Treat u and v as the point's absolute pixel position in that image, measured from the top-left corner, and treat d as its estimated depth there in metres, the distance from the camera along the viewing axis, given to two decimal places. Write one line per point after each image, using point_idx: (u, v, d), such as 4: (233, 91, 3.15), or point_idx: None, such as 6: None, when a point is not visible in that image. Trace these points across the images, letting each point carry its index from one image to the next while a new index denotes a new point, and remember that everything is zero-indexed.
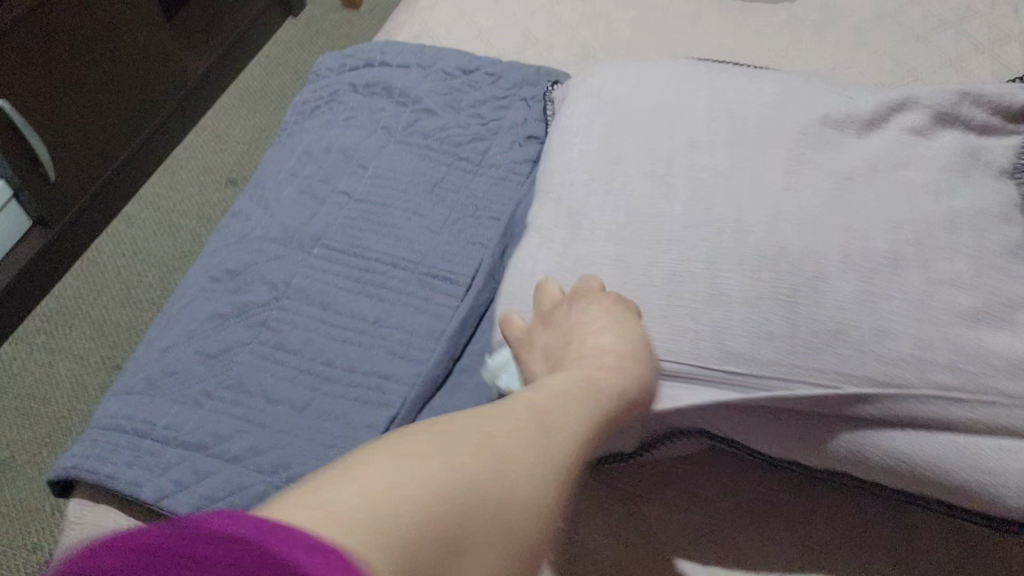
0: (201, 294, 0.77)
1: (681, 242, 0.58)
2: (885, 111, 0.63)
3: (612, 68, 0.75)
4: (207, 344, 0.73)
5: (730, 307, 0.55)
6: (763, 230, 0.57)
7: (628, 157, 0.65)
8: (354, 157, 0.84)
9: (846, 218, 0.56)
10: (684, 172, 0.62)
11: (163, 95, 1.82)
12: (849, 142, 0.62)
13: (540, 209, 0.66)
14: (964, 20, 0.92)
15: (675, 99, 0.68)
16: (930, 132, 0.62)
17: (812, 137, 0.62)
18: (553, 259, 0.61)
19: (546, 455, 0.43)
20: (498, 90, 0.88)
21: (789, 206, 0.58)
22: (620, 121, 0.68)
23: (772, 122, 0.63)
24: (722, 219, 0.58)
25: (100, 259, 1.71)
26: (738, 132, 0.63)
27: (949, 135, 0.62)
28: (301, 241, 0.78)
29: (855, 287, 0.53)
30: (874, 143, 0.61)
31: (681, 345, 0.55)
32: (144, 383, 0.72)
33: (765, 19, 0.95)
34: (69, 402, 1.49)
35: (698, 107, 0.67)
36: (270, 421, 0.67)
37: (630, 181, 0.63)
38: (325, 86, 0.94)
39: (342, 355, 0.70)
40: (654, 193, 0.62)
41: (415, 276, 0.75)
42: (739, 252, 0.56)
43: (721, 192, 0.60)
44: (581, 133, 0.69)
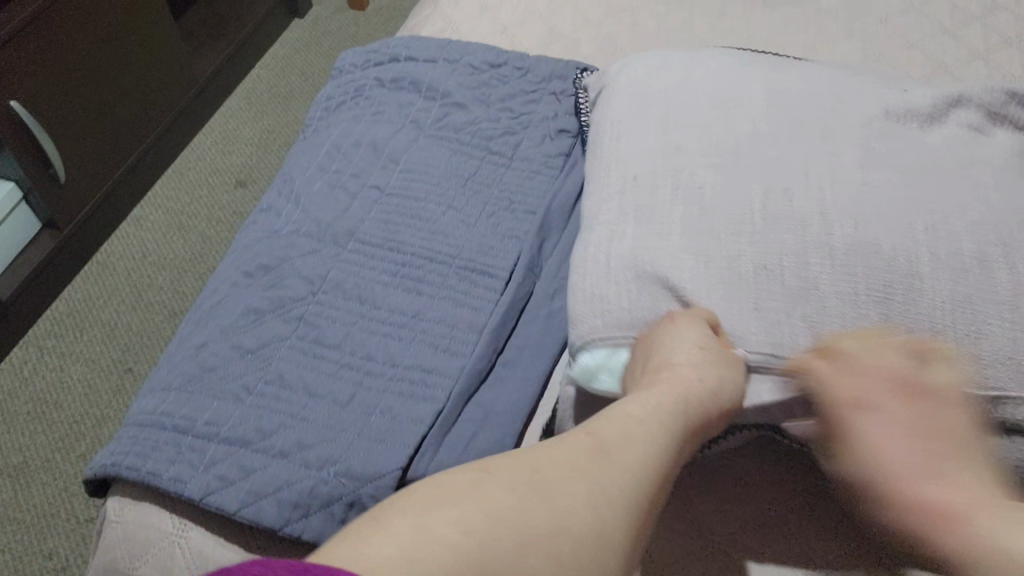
0: (236, 289, 0.77)
1: (763, 233, 0.58)
2: (944, 105, 0.66)
3: (655, 57, 0.76)
4: (244, 340, 0.72)
5: (812, 297, 0.55)
6: (852, 224, 0.57)
7: (692, 148, 0.65)
8: (384, 152, 0.83)
9: (905, 209, 0.57)
10: (753, 162, 0.62)
11: (170, 96, 1.81)
12: (919, 134, 0.64)
13: (604, 202, 0.66)
14: (989, 15, 0.94)
15: (727, 89, 0.68)
16: (986, 129, 0.65)
17: (876, 129, 0.63)
18: (627, 253, 0.61)
19: (609, 477, 0.45)
20: (527, 84, 0.87)
21: (870, 200, 0.58)
22: (675, 112, 0.68)
23: (833, 115, 0.65)
24: (804, 211, 0.58)
25: (110, 262, 1.70)
26: (800, 125, 0.64)
27: (1004, 134, 0.65)
28: (336, 236, 0.78)
29: (925, 275, 0.54)
30: (937, 137, 0.63)
31: (761, 333, 0.55)
32: (182, 380, 0.71)
33: (792, 12, 0.96)
34: (82, 406, 1.47)
35: (755, 98, 0.67)
36: (314, 416, 0.67)
37: (698, 172, 0.63)
38: (350, 81, 0.94)
39: (383, 349, 0.70)
40: (721, 183, 0.62)
41: (453, 270, 0.74)
42: (827, 244, 0.56)
43: (798, 182, 0.60)
44: (634, 126, 0.70)
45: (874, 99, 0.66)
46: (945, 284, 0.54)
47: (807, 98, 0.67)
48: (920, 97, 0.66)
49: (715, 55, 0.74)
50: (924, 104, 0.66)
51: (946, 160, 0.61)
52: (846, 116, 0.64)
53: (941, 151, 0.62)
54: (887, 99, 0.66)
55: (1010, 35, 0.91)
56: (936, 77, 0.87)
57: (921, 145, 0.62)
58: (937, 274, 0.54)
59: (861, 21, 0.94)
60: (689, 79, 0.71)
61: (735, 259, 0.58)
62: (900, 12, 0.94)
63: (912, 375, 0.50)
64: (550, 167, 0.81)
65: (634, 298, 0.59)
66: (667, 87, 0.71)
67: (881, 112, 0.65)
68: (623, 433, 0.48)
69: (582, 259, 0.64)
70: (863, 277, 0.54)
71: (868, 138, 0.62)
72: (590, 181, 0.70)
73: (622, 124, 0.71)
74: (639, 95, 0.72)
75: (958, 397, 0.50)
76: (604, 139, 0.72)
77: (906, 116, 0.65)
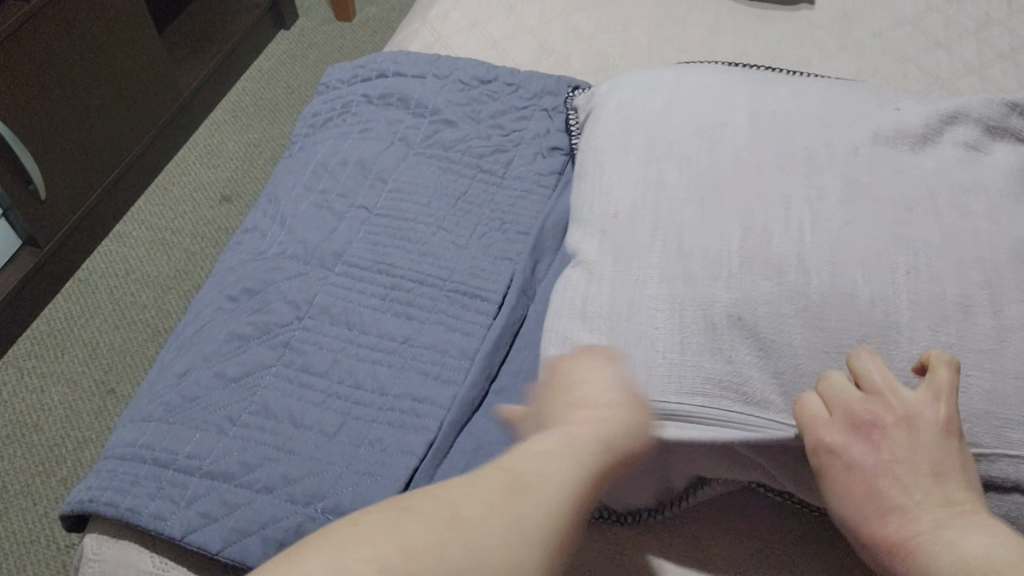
0: (219, 315, 0.74)
1: (740, 278, 0.55)
2: (937, 125, 0.63)
3: (641, 82, 0.74)
4: (228, 368, 0.69)
5: (791, 336, 0.53)
6: (830, 268, 0.54)
7: (672, 181, 0.63)
8: (372, 170, 0.81)
9: (904, 242, 0.55)
10: (733, 197, 0.60)
11: (153, 111, 1.78)
12: (907, 158, 0.61)
13: (584, 235, 0.64)
14: (983, 28, 0.92)
15: (712, 115, 0.67)
16: (981, 145, 0.63)
17: (864, 160, 0.61)
18: (605, 292, 0.59)
19: (524, 517, 0.42)
20: (518, 100, 0.85)
21: (853, 241, 0.56)
22: (658, 139, 0.66)
23: (818, 142, 0.62)
24: (782, 256, 0.56)
25: (92, 280, 1.66)
26: (785, 154, 0.62)
27: (1002, 149, 0.62)
28: (322, 258, 0.75)
29: (917, 319, 0.52)
30: (929, 162, 0.60)
31: (740, 383, 0.53)
32: (163, 410, 0.69)
33: (785, 25, 0.94)
34: (62, 429, 1.44)
35: (740, 123, 0.65)
36: (301, 448, 0.64)
37: (677, 208, 0.61)
38: (337, 97, 0.92)
39: (372, 377, 0.68)
40: (701, 218, 0.60)
41: (444, 294, 0.72)
42: (803, 292, 0.54)
43: (776, 222, 0.58)
44: (618, 152, 0.68)
45: (861, 121, 0.64)
46: (935, 326, 0.52)
47: (801, 119, 0.65)
48: (911, 117, 0.64)
49: (704, 75, 0.72)
50: (907, 128, 0.63)
51: (945, 187, 0.58)
52: (839, 139, 0.63)
53: (935, 176, 0.59)
54: (881, 121, 0.64)
55: (1004, 49, 0.90)
56: (932, 92, 0.85)
57: (909, 169, 0.60)
58: (920, 323, 0.52)
59: (855, 36, 0.92)
60: (678, 103, 0.69)
61: (708, 307, 0.55)
62: (893, 26, 0.93)
63: (873, 411, 0.49)
64: (544, 186, 0.79)
65: (607, 339, 0.57)
66: (653, 111, 0.69)
67: (866, 136, 0.62)
68: (534, 467, 0.46)
69: (555, 306, 0.61)
70: (852, 314, 0.53)
71: (852, 171, 0.60)
72: (573, 211, 0.68)
73: (603, 153, 0.69)
74: (626, 121, 0.70)
75: (943, 406, 0.48)
76: (586, 168, 0.70)
77: (893, 142, 0.62)
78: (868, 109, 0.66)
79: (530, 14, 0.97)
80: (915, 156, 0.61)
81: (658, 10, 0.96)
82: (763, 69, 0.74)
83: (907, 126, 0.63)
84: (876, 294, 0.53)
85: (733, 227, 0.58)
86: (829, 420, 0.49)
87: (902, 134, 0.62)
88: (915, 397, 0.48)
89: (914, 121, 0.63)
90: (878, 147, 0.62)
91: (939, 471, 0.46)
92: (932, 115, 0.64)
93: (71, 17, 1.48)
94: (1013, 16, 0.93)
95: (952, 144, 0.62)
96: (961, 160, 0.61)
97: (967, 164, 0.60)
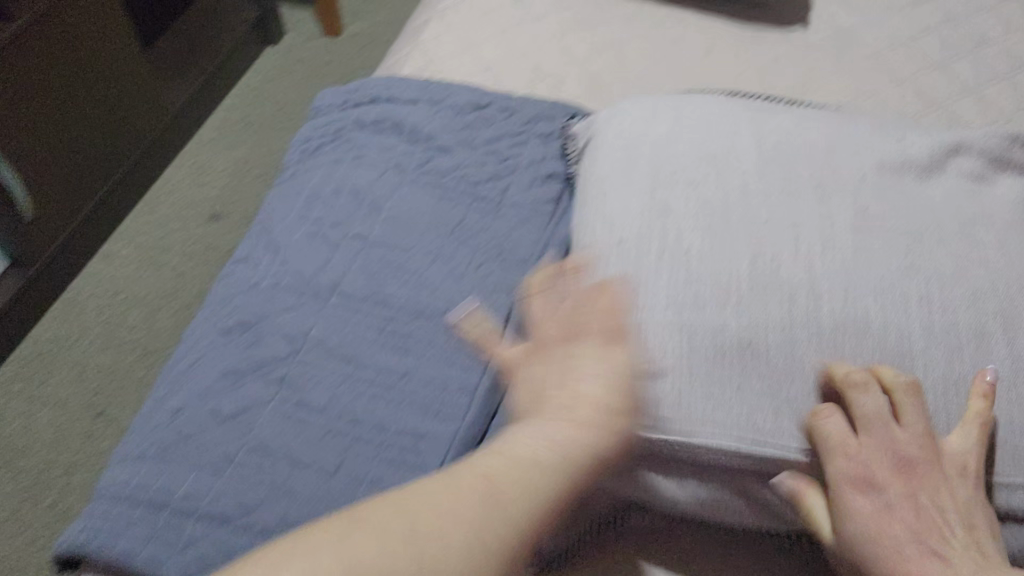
0: (213, 348, 0.73)
1: (751, 307, 0.55)
2: (942, 155, 0.64)
3: (640, 103, 0.73)
4: (224, 404, 0.69)
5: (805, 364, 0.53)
6: (840, 301, 0.55)
7: (676, 207, 0.62)
8: (367, 199, 0.80)
9: (917, 276, 0.55)
10: (742, 224, 0.60)
11: (141, 129, 1.77)
12: (912, 188, 0.61)
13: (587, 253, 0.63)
14: (979, 47, 0.93)
15: (716, 142, 0.66)
16: (983, 178, 0.63)
17: (870, 189, 0.61)
18: None
19: (485, 528, 0.44)
20: (513, 125, 0.84)
21: (863, 271, 0.56)
22: (662, 165, 0.65)
23: (825, 171, 0.62)
24: (795, 283, 0.56)
25: (80, 300, 1.65)
26: (791, 182, 0.62)
27: (1006, 182, 0.63)
28: (318, 290, 0.74)
29: (938, 350, 0.53)
30: (934, 193, 0.61)
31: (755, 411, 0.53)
32: (158, 447, 0.67)
33: (780, 46, 0.94)
34: (51, 452, 1.42)
35: (745, 150, 0.65)
36: (299, 487, 0.63)
37: (683, 234, 0.60)
38: (330, 122, 0.91)
39: (371, 412, 0.67)
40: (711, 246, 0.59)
41: (442, 326, 0.71)
42: (813, 322, 0.54)
43: (786, 250, 0.58)
44: (620, 176, 0.67)
45: (861, 150, 0.64)
46: (949, 355, 0.53)
47: (803, 146, 0.65)
48: (916, 147, 0.64)
49: (704, 101, 0.72)
50: (909, 159, 0.63)
51: (952, 218, 0.59)
52: (843, 167, 0.63)
53: (937, 208, 0.60)
54: (886, 150, 0.64)
55: (1000, 68, 0.90)
56: (927, 114, 0.86)
57: (912, 201, 0.60)
58: (937, 351, 0.53)
59: (850, 57, 0.92)
60: (679, 128, 0.69)
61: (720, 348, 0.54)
62: (888, 46, 0.93)
63: (914, 448, 0.50)
64: (541, 213, 0.78)
65: None
66: (657, 133, 0.68)
67: (867, 165, 0.63)
68: (522, 475, 0.47)
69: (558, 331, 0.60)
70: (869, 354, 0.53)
71: (858, 202, 0.60)
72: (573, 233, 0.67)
73: (607, 173, 0.68)
74: (628, 145, 0.70)
75: (976, 456, 0.50)
76: (587, 191, 0.69)
77: (897, 172, 0.63)
78: (868, 137, 0.66)
79: (523, 36, 0.96)
80: (921, 186, 0.62)
81: (651, 31, 0.96)
82: (758, 96, 0.75)
83: (909, 156, 0.63)
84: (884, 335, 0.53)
85: (745, 255, 0.58)
86: (872, 458, 0.50)
87: (906, 165, 0.63)
88: (955, 447, 0.50)
89: (916, 150, 0.64)
90: (880, 176, 0.62)
91: (947, 529, 0.48)
92: (932, 144, 0.65)
93: (55, 35, 1.47)
94: (1008, 35, 0.94)
95: (953, 176, 0.63)
96: (963, 191, 0.61)
97: (968, 196, 0.61)
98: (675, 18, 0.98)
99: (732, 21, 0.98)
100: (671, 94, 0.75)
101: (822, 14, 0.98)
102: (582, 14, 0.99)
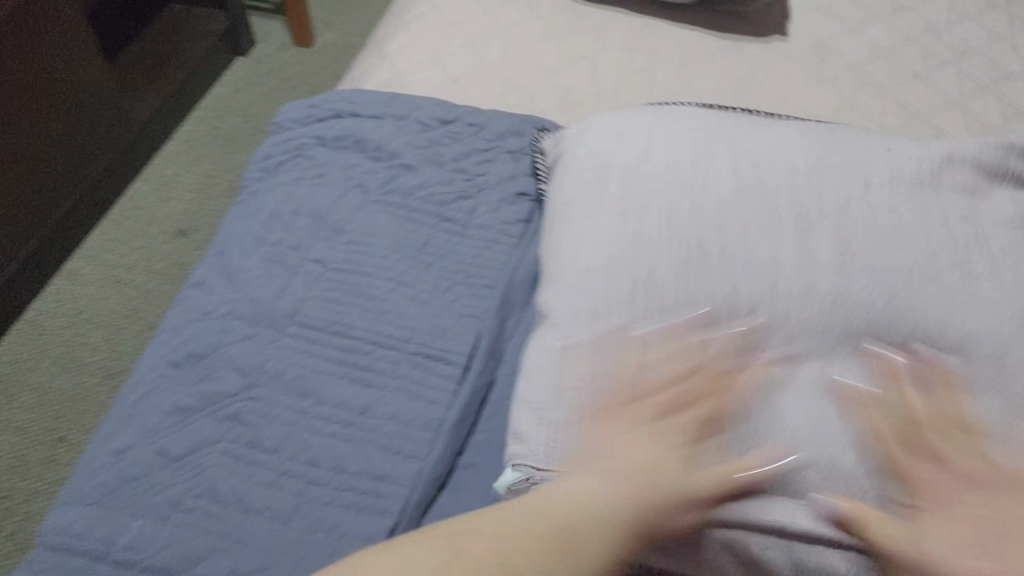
0: (161, 383, 0.68)
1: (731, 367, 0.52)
2: (930, 170, 0.60)
3: (611, 124, 0.70)
4: (172, 444, 0.64)
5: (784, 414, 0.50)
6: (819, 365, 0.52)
7: (649, 237, 0.58)
8: (327, 220, 0.76)
9: (909, 321, 0.52)
10: (719, 259, 0.56)
11: (106, 144, 1.71)
12: (905, 206, 0.57)
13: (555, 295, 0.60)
14: (962, 59, 0.90)
15: (692, 165, 0.62)
16: (980, 191, 0.60)
17: (856, 214, 0.57)
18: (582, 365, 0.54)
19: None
20: (481, 142, 0.80)
21: (845, 321, 0.53)
22: (634, 191, 0.62)
23: (809, 196, 0.59)
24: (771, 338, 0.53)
25: (40, 321, 1.59)
26: (772, 211, 0.58)
27: (1001, 196, 0.59)
28: (273, 319, 0.70)
29: None
30: (928, 211, 0.57)
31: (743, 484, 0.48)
32: (99, 492, 0.62)
33: (758, 58, 0.91)
34: (9, 482, 1.36)
35: (724, 174, 0.61)
36: (250, 536, 0.59)
37: (655, 267, 0.57)
38: (289, 138, 0.86)
39: (328, 452, 0.63)
40: (685, 284, 0.55)
41: (404, 357, 0.67)
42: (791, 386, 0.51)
43: (764, 294, 0.54)
44: (589, 206, 0.63)
45: (845, 170, 0.60)
46: None
47: (782, 167, 0.61)
48: (906, 163, 0.61)
49: (677, 120, 0.68)
50: (897, 178, 0.59)
51: (948, 238, 0.55)
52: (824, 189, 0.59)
53: (931, 230, 0.56)
54: (872, 169, 0.60)
55: (985, 81, 0.88)
56: (910, 128, 0.83)
57: (903, 223, 0.56)
58: None
59: (830, 68, 0.89)
60: (651, 150, 0.65)
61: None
62: (869, 58, 0.90)
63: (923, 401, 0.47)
64: (511, 235, 0.74)
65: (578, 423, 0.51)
66: (627, 158, 0.65)
67: (850, 188, 0.59)
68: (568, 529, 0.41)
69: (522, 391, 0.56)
70: (846, 394, 0.50)
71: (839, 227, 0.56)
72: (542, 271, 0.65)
73: (574, 205, 0.65)
74: (598, 168, 0.66)
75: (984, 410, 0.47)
76: (555, 223, 0.66)
77: (886, 191, 0.59)
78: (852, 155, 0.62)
79: (492, 49, 0.92)
80: (913, 202, 0.58)
81: (625, 43, 0.93)
82: (736, 110, 0.71)
83: (897, 174, 0.60)
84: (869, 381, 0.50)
85: (715, 295, 0.55)
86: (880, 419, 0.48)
87: (894, 183, 0.59)
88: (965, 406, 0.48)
89: (906, 168, 0.60)
90: (866, 195, 0.58)
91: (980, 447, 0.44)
92: (924, 160, 0.61)
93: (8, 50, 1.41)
94: (991, 46, 0.92)
95: (947, 192, 0.59)
96: (958, 209, 0.57)
97: (965, 214, 0.57)
98: (650, 29, 0.95)
99: (709, 31, 0.94)
100: (643, 108, 0.72)
101: (802, 24, 0.95)
102: (554, 25, 0.95)
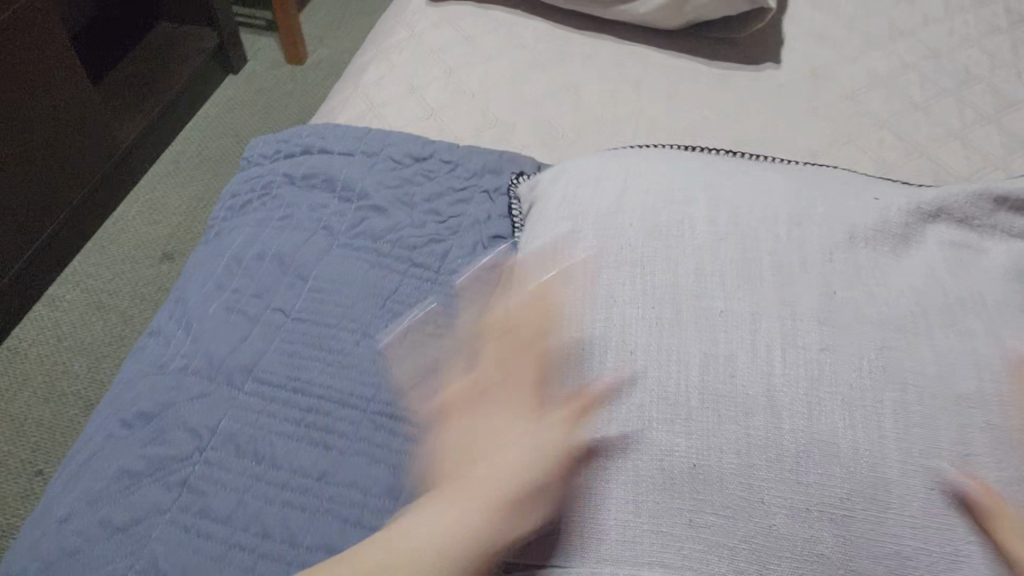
0: (109, 443, 0.64)
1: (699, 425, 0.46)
2: (917, 223, 0.57)
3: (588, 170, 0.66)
4: (115, 513, 0.59)
5: (763, 491, 0.44)
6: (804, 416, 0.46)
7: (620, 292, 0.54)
8: (291, 266, 0.71)
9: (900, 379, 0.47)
10: (693, 310, 0.51)
11: (91, 167, 1.68)
12: (893, 263, 0.54)
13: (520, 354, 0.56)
14: (964, 86, 0.86)
15: (668, 211, 0.59)
16: (973, 246, 0.56)
17: (841, 265, 0.53)
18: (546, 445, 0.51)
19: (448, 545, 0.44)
20: (455, 180, 0.76)
21: (832, 373, 0.47)
22: (607, 240, 0.58)
23: (790, 245, 0.55)
24: (752, 396, 0.47)
25: (21, 348, 1.55)
26: (750, 259, 0.54)
27: (997, 250, 0.56)
28: (230, 375, 0.66)
29: (921, 466, 0.44)
30: (918, 268, 0.54)
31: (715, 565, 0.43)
32: (36, 567, 0.58)
33: (749, 89, 0.87)
34: None
35: (699, 220, 0.57)
36: None
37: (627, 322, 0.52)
38: (257, 175, 0.82)
39: (282, 523, 0.58)
40: (656, 338, 0.51)
41: (367, 418, 0.63)
42: (775, 446, 0.45)
43: (743, 346, 0.49)
44: (559, 257, 0.59)
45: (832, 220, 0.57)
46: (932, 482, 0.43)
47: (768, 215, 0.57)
48: (893, 213, 0.57)
49: (654, 164, 0.65)
50: (885, 231, 0.56)
51: (940, 295, 0.51)
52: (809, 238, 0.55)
53: (922, 287, 0.52)
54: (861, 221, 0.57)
55: (988, 110, 0.83)
56: (909, 162, 0.78)
57: (891, 278, 0.53)
58: (918, 479, 0.43)
59: (824, 99, 0.85)
60: (626, 193, 0.61)
61: (668, 453, 0.46)
62: (866, 86, 0.86)
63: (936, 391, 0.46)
64: (485, 282, 0.69)
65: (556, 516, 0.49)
66: (601, 205, 0.61)
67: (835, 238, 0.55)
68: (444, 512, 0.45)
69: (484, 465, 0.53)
70: (833, 451, 0.44)
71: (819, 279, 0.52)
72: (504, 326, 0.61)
73: (544, 251, 0.61)
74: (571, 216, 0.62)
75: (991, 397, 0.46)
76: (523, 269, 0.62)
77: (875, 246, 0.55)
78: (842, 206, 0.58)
79: (471, 79, 0.88)
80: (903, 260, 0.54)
81: (610, 72, 0.89)
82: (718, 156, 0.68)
83: (886, 226, 0.56)
84: (860, 442, 0.44)
85: (690, 351, 0.49)
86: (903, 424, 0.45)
87: (884, 237, 0.56)
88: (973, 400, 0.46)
89: (892, 218, 0.57)
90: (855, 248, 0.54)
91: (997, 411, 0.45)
92: (911, 212, 0.57)
93: None
94: (995, 72, 0.87)
95: (935, 248, 0.55)
96: (948, 263, 0.54)
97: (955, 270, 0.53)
98: (637, 56, 0.91)
99: (699, 58, 0.90)
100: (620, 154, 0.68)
101: (796, 51, 0.90)
102: (537, 53, 0.91)
